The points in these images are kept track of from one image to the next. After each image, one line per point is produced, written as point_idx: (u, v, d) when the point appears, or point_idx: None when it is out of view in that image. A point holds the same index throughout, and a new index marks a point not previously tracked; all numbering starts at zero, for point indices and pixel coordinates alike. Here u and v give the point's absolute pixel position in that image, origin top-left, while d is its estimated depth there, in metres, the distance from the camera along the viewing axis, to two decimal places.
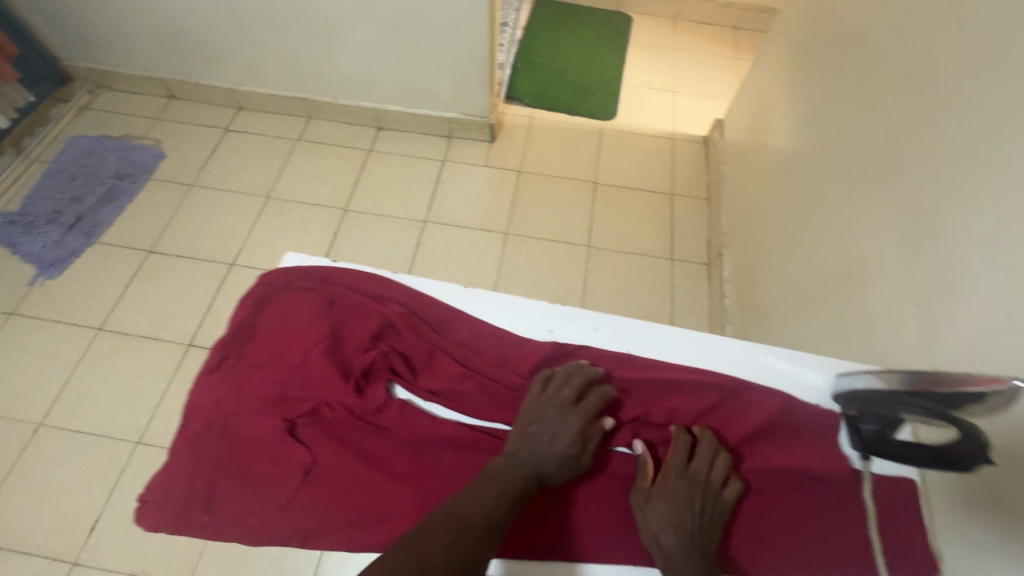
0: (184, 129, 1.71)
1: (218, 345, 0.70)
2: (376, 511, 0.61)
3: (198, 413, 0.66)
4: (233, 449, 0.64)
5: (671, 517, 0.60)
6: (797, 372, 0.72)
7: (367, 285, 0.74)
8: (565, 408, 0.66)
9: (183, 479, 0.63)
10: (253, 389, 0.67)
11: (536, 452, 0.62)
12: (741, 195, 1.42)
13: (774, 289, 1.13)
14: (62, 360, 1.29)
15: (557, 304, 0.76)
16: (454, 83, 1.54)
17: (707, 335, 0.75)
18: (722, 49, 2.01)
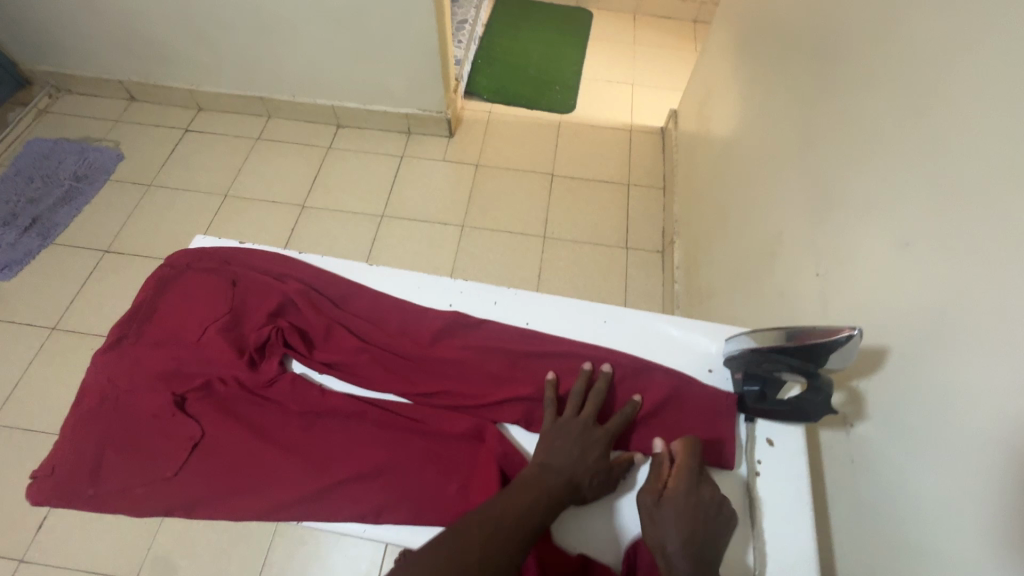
0: (143, 131, 1.72)
1: (115, 327, 0.78)
2: (254, 479, 0.67)
3: (92, 390, 0.74)
4: (126, 424, 0.71)
5: (685, 523, 0.58)
6: (690, 339, 0.74)
7: (267, 267, 0.82)
8: (588, 423, 0.67)
9: (71, 452, 0.70)
10: (145, 366, 0.74)
11: (567, 465, 0.62)
12: (691, 182, 1.44)
13: (714, 271, 1.15)
14: (14, 361, 1.29)
15: (458, 280, 0.80)
16: (408, 78, 1.55)
17: (603, 306, 0.78)
18: (681, 42, 2.03)
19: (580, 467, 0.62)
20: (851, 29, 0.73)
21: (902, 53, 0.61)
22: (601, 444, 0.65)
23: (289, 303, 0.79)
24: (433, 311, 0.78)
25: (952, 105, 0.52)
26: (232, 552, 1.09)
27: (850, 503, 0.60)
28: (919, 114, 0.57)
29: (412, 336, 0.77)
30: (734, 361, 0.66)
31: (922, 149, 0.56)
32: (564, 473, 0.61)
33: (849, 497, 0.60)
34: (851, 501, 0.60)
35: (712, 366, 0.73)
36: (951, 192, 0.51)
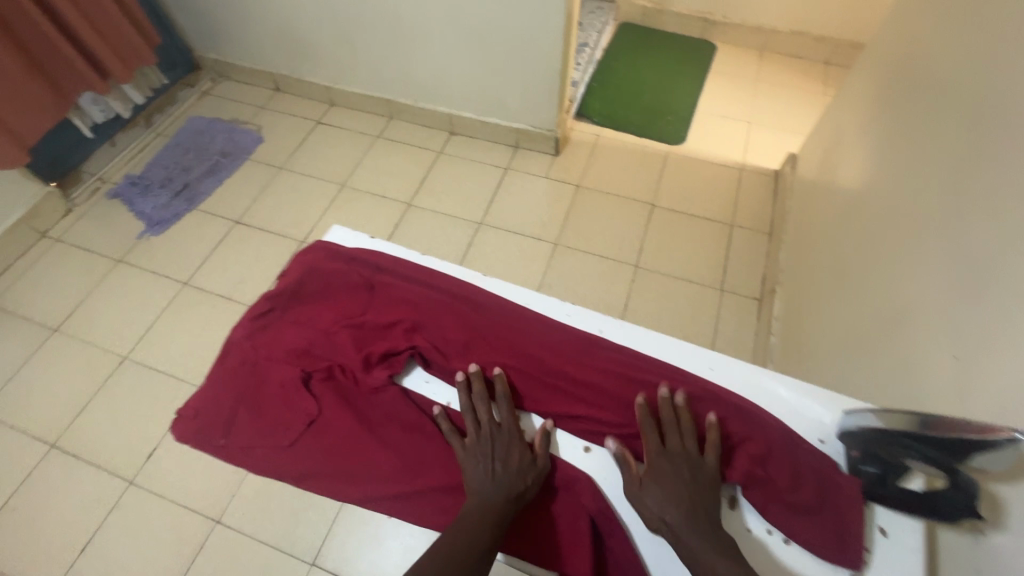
0: (282, 119, 1.91)
1: (262, 302, 0.90)
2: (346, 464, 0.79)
3: (237, 354, 0.89)
4: (257, 390, 0.86)
5: (684, 487, 0.68)
6: (804, 406, 0.75)
7: (398, 268, 0.89)
8: (494, 430, 0.75)
9: (217, 402, 0.86)
10: (279, 345, 0.87)
11: (491, 477, 0.71)
12: (803, 232, 1.36)
13: (821, 331, 1.08)
14: (151, 306, 1.48)
15: (568, 303, 0.86)
16: (525, 95, 1.61)
17: (712, 354, 0.81)
18: (808, 84, 1.94)
19: (506, 476, 0.70)
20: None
21: None
22: (518, 445, 0.74)
23: (409, 305, 0.85)
24: (540, 328, 0.83)
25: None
26: (304, 517, 1.17)
27: None
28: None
29: (517, 348, 0.81)
30: (854, 438, 0.66)
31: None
32: (498, 489, 0.69)
33: None
34: None
35: (824, 438, 0.73)
36: None
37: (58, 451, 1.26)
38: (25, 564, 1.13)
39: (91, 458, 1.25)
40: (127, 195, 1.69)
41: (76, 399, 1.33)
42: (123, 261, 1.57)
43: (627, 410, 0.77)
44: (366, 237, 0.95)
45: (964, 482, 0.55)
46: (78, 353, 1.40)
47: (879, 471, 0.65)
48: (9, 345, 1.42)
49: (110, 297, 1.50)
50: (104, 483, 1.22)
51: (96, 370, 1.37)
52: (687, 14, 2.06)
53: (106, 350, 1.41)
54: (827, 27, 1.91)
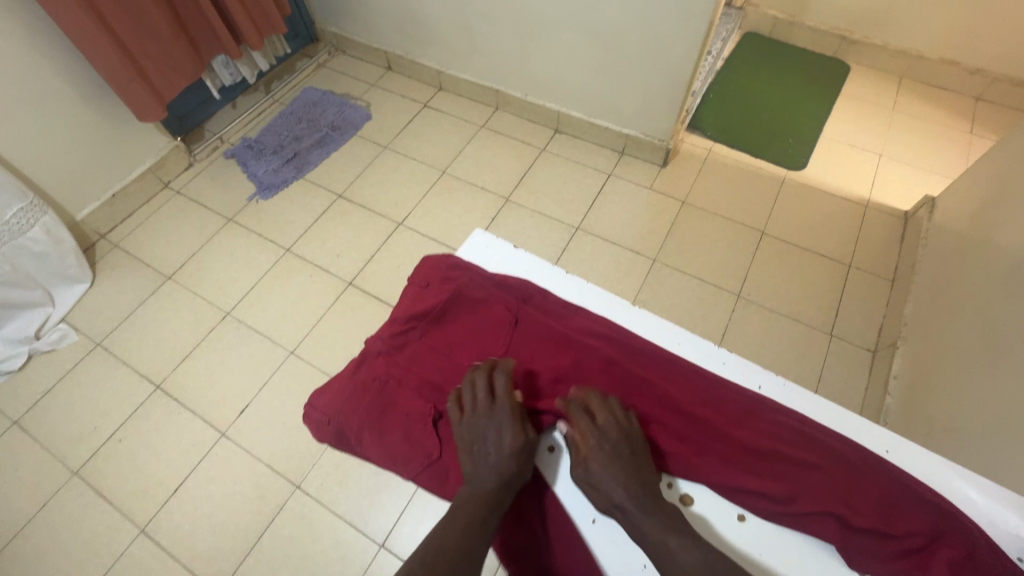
0: (391, 98, 1.93)
1: (403, 318, 0.85)
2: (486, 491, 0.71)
3: (371, 369, 0.81)
4: (381, 411, 0.76)
5: (614, 469, 0.66)
6: (992, 510, 0.67)
7: (551, 308, 0.86)
8: (487, 412, 0.71)
9: (342, 420, 0.76)
10: (418, 364, 0.81)
11: (487, 459, 0.68)
12: (939, 288, 1.23)
13: (963, 406, 0.97)
14: (255, 268, 1.54)
15: (723, 350, 0.82)
16: (643, 101, 1.54)
17: (885, 433, 0.73)
18: (953, 120, 1.76)
19: (504, 461, 0.67)
20: None
21: None
22: (512, 428, 0.70)
23: (563, 334, 0.81)
24: (697, 378, 0.78)
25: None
26: (379, 497, 1.19)
27: None
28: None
29: (679, 395, 0.76)
30: None
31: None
32: (496, 477, 0.66)
33: None
34: None
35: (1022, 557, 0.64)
36: None
37: (162, 393, 1.34)
38: (126, 494, 1.22)
39: (190, 404, 1.33)
40: (242, 157, 1.77)
41: (182, 346, 1.41)
42: (233, 221, 1.64)
43: (790, 488, 0.67)
44: (502, 245, 0.95)
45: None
46: (186, 302, 1.49)
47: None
48: (128, 286, 1.52)
49: (219, 253, 1.58)
50: (199, 431, 1.29)
51: (201, 321, 1.45)
52: (823, 29, 1.91)
53: (211, 304, 1.48)
54: (986, 60, 1.72)
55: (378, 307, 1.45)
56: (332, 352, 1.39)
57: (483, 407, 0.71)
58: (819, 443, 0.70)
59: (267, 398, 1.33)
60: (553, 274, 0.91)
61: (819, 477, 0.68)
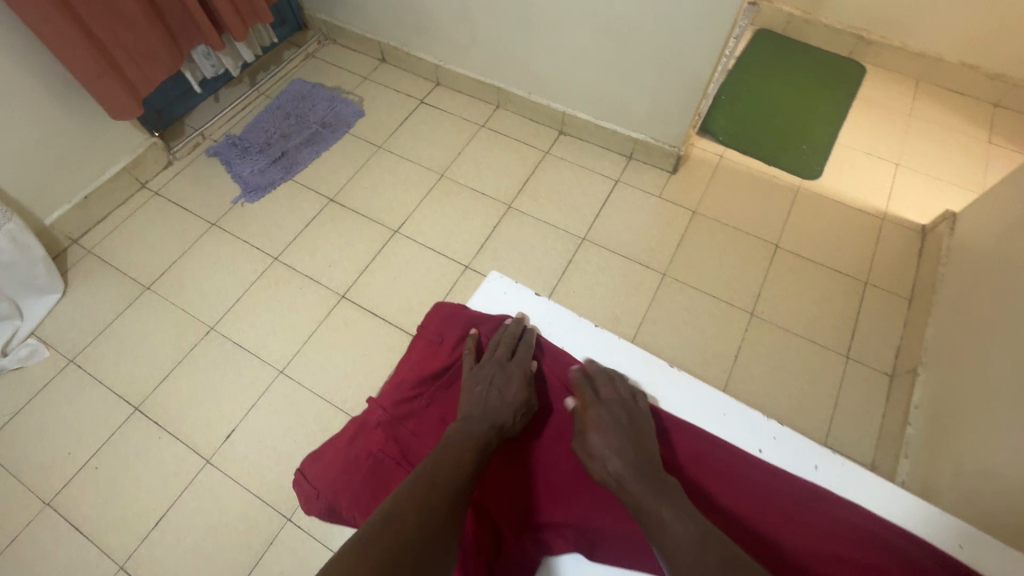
0: (385, 93, 1.82)
1: (411, 383, 0.79)
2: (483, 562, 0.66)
3: (368, 442, 0.74)
4: (374, 489, 0.69)
5: (614, 432, 0.70)
6: None
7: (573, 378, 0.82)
8: (502, 360, 0.78)
9: (334, 499, 0.70)
10: (421, 437, 0.75)
11: (485, 402, 0.73)
12: (964, 312, 1.18)
13: (995, 447, 0.92)
14: (240, 278, 1.45)
15: (773, 424, 0.79)
16: (654, 105, 1.46)
17: (955, 527, 0.71)
18: (970, 127, 1.70)
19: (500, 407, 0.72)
20: None
21: None
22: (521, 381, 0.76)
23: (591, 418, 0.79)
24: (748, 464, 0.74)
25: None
26: None
27: None
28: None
29: (723, 484, 0.73)
30: None
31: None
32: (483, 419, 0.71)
33: None
34: None
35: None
36: None
37: (141, 415, 1.26)
38: (103, 526, 1.14)
39: (172, 428, 1.24)
40: (226, 155, 1.66)
41: (163, 364, 1.32)
42: (217, 226, 1.54)
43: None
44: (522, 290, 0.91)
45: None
46: (166, 315, 1.39)
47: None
48: (102, 297, 1.42)
49: (203, 260, 1.48)
50: (182, 457, 1.21)
51: (183, 337, 1.36)
52: (840, 28, 1.83)
53: (194, 317, 1.39)
54: (1007, 64, 1.65)
55: (373, 322, 1.37)
56: (324, 371, 1.30)
57: (500, 357, 0.78)
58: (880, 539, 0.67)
59: (256, 421, 1.25)
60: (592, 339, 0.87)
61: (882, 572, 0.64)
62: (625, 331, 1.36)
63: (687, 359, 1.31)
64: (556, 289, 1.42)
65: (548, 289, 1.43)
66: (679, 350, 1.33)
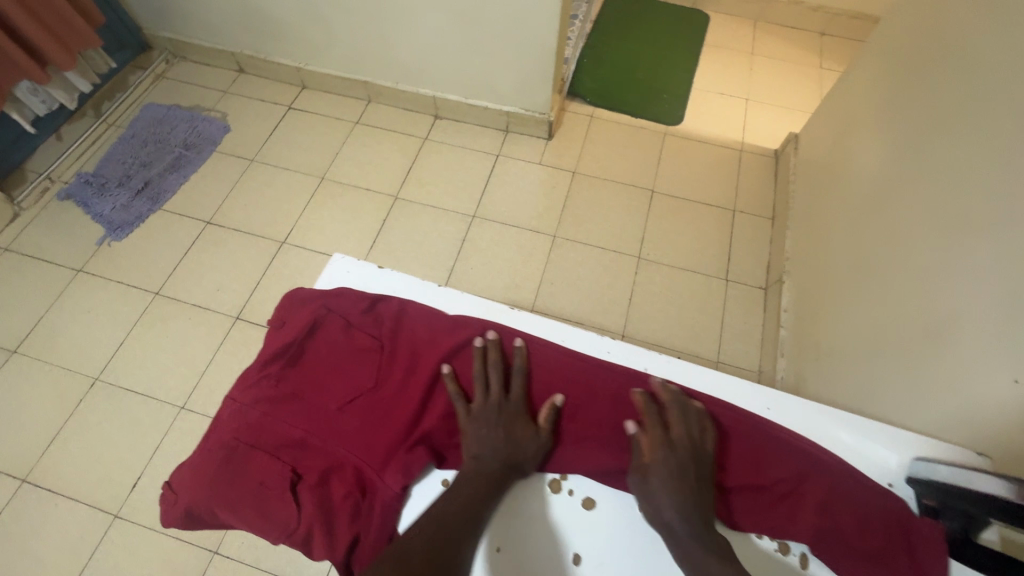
0: (249, 104, 1.75)
1: (256, 361, 0.65)
2: (378, 509, 0.58)
3: (218, 432, 0.61)
4: (230, 480, 0.57)
5: (674, 488, 0.61)
6: (866, 448, 0.69)
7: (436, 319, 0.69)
8: (501, 394, 0.66)
9: (187, 502, 0.57)
10: (277, 414, 0.61)
11: (493, 441, 0.62)
12: (812, 219, 1.31)
13: (840, 330, 1.03)
14: (120, 321, 1.36)
15: (608, 339, 0.76)
16: (516, 77, 1.49)
17: (772, 393, 0.73)
18: (806, 57, 1.87)
19: (511, 444, 0.62)
20: None
21: None
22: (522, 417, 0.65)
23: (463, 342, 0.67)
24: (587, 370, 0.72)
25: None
26: None
27: None
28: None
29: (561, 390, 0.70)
30: (929, 488, 0.63)
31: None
32: (498, 456, 0.61)
33: None
34: None
35: (893, 481, 0.68)
36: None
37: (31, 486, 1.16)
38: None
39: (69, 492, 1.16)
40: (81, 196, 1.54)
41: (46, 427, 1.23)
42: (83, 271, 1.43)
43: None
44: (365, 268, 0.75)
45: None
46: (41, 377, 1.28)
47: (964, 525, 0.61)
48: None
49: (74, 311, 1.37)
50: (87, 519, 1.13)
51: (65, 395, 1.26)
52: None
53: (74, 372, 1.29)
54: None
55: None
56: None
57: (499, 389, 0.66)
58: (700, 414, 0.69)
59: (162, 463, 1.18)
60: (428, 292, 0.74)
61: None
62: (526, 298, 1.40)
63: (586, 311, 1.38)
64: (454, 270, 1.44)
65: (447, 270, 1.44)
66: (579, 304, 1.39)
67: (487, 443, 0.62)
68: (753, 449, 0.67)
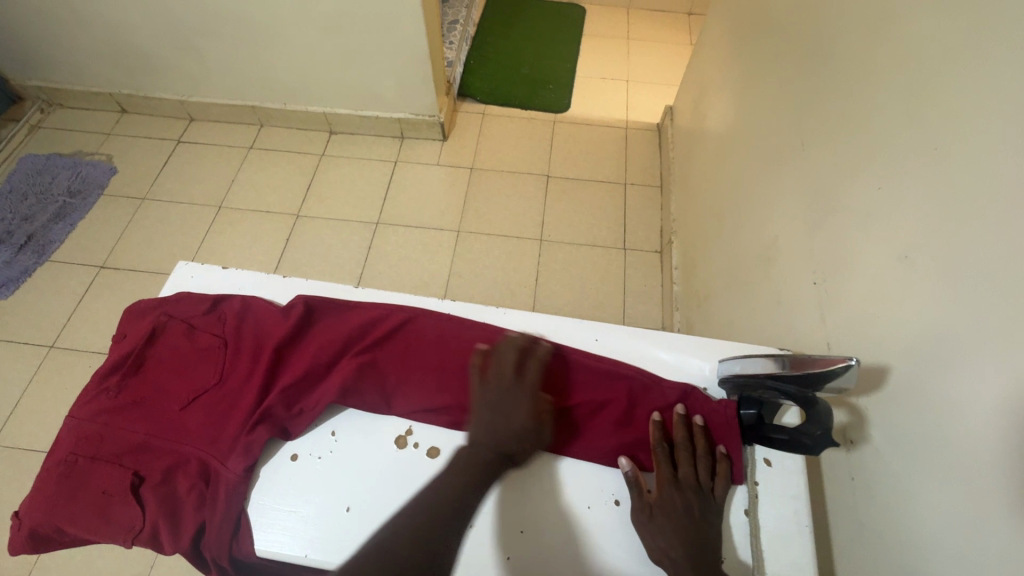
0: (135, 143, 1.71)
1: (95, 375, 0.65)
2: (223, 491, 0.57)
3: (58, 450, 0.61)
4: (71, 494, 0.57)
5: (675, 530, 0.55)
6: (682, 361, 0.70)
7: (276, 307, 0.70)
8: (511, 384, 0.63)
9: (33, 522, 0.57)
10: (118, 422, 0.61)
11: (492, 433, 0.60)
12: (686, 181, 1.41)
13: (711, 273, 1.11)
14: (14, 381, 1.30)
15: (444, 299, 0.74)
16: (398, 83, 1.53)
17: (597, 324, 0.73)
18: (677, 36, 2.00)
19: (506, 433, 0.61)
20: (845, 35, 0.70)
21: (889, 76, 0.60)
22: (528, 405, 0.62)
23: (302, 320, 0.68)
24: (416, 331, 0.70)
25: (993, 65, 0.46)
26: None
27: (860, 523, 0.58)
28: (926, 96, 0.54)
29: (390, 352, 0.68)
30: (729, 383, 0.65)
31: (942, 125, 0.51)
32: (490, 438, 0.60)
33: (848, 519, 0.60)
34: (851, 523, 0.59)
35: (707, 385, 0.69)
36: (939, 224, 0.50)
37: None
38: None
39: None
40: None
41: None
42: None
43: None
44: (210, 269, 0.76)
45: (822, 413, 0.55)
46: None
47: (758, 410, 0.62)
48: None
49: None
50: None
51: None
52: None
53: None
54: None
55: None
56: None
57: (509, 379, 0.64)
58: (529, 354, 0.69)
59: None
60: (268, 283, 0.75)
61: None
62: (435, 293, 1.43)
63: (496, 297, 1.42)
64: (363, 277, 1.46)
65: (356, 279, 1.46)
66: (488, 292, 1.43)
67: (487, 430, 0.60)
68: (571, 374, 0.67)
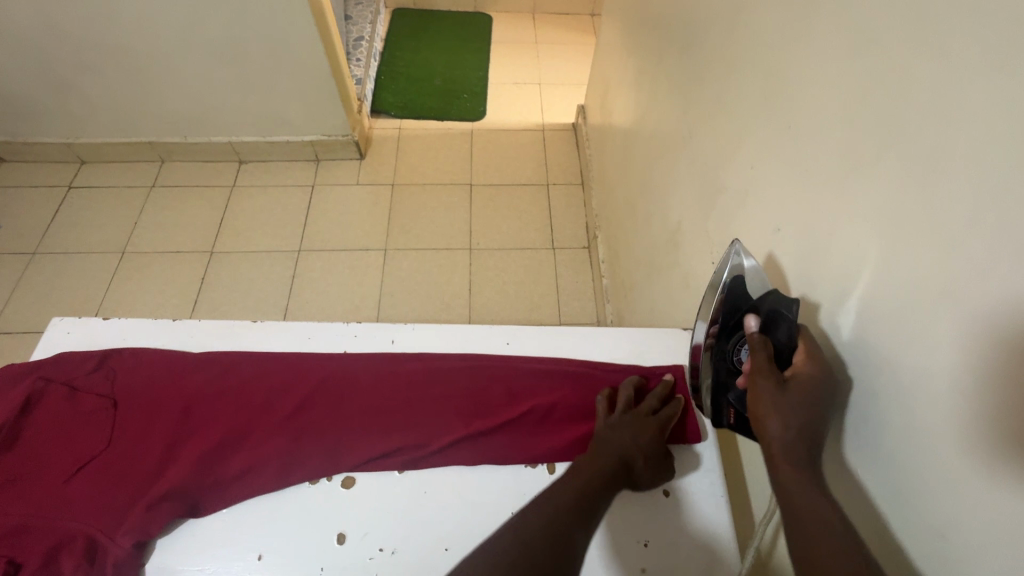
0: (19, 194, 1.57)
1: None
2: (112, 567, 0.53)
3: None
4: None
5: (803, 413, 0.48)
6: (593, 350, 0.72)
7: (169, 363, 0.68)
8: (644, 413, 0.62)
9: None
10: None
11: (628, 443, 0.58)
12: (602, 175, 1.44)
13: (632, 264, 1.14)
14: None
15: (351, 323, 0.73)
16: (304, 106, 1.48)
17: (506, 326, 0.74)
18: (582, 37, 2.06)
19: (636, 448, 0.58)
20: (712, 25, 0.74)
21: (750, 60, 0.64)
22: (658, 432, 0.61)
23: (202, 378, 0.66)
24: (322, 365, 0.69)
25: (825, 43, 0.50)
26: None
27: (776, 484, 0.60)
28: (780, 76, 0.58)
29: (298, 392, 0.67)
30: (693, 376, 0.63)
31: (795, 101, 0.55)
32: (620, 450, 0.57)
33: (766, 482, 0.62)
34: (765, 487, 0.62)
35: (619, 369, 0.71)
36: (804, 194, 0.54)
37: None
38: None
39: None
40: None
41: None
42: None
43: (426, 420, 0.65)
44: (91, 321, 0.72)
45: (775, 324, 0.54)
46: None
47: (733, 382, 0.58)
48: None
49: None
50: None
51: None
52: None
53: None
54: None
55: None
56: None
57: (646, 408, 0.63)
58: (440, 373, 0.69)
59: None
60: (161, 329, 0.72)
61: (429, 403, 0.67)
62: (368, 315, 1.39)
63: (430, 311, 1.40)
64: (289, 308, 1.40)
65: (281, 311, 1.39)
66: (421, 307, 1.41)
67: (617, 442, 0.58)
68: (484, 381, 0.68)
